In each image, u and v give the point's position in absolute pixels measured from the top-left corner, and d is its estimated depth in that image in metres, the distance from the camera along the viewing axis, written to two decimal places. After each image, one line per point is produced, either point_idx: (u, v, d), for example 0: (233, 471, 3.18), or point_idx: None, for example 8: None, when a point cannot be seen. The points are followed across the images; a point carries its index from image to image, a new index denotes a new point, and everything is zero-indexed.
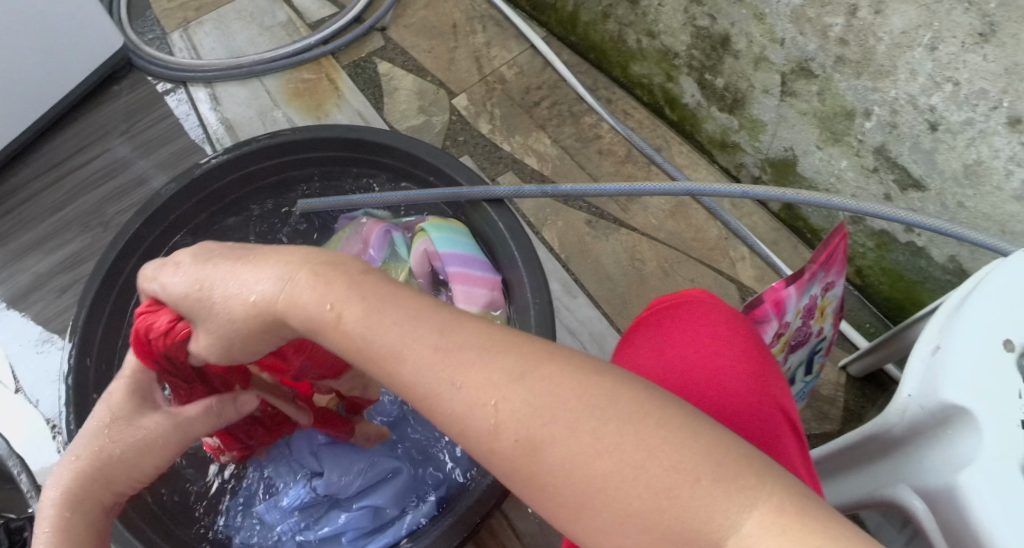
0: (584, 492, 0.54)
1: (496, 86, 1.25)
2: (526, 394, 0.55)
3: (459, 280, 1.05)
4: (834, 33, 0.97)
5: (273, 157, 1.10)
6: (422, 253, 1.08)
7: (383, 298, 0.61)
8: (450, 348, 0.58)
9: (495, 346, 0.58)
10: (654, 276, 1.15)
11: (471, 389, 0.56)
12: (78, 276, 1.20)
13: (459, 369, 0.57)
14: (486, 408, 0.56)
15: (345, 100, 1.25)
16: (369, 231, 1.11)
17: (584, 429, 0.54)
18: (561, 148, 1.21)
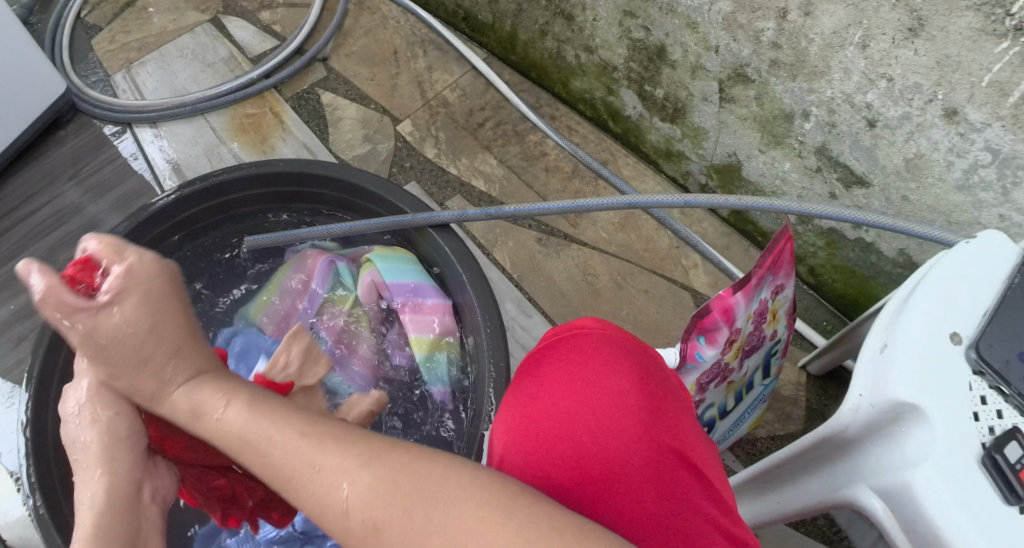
0: None
1: (439, 110, 1.25)
2: (374, 478, 0.52)
3: (408, 310, 1.04)
4: (765, 38, 0.96)
5: (214, 200, 1.07)
6: (369, 284, 1.08)
7: (270, 400, 0.61)
8: (310, 439, 0.55)
9: (348, 436, 0.55)
10: (607, 289, 1.15)
11: (325, 471, 0.53)
12: (33, 325, 1.18)
13: (325, 452, 0.54)
14: (336, 490, 0.52)
15: (290, 133, 1.25)
16: (311, 265, 1.10)
17: (418, 510, 0.50)
18: (507, 167, 1.20)
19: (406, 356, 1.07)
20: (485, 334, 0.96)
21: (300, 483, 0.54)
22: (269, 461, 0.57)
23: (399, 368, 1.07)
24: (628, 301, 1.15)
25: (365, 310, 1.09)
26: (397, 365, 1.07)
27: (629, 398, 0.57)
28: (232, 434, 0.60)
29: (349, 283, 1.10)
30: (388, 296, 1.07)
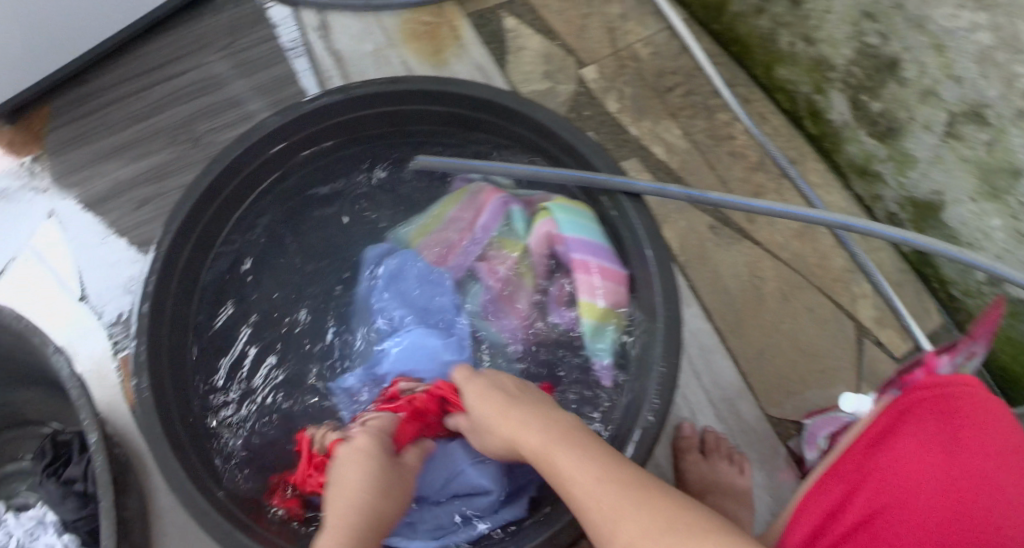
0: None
1: (628, 63, 1.14)
2: (640, 526, 0.68)
3: (581, 269, 0.96)
4: (1019, 84, 0.88)
5: (388, 105, 0.99)
6: (543, 232, 0.99)
7: (603, 452, 0.75)
8: (604, 483, 0.72)
9: (672, 525, 0.68)
10: (773, 297, 1.10)
11: (622, 538, 0.68)
12: (163, 189, 1.15)
13: (600, 480, 0.72)
14: (608, 529, 0.69)
15: (465, 51, 1.14)
16: (484, 199, 1.03)
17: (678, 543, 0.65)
18: (690, 142, 1.12)
19: (569, 318, 0.99)
20: (660, 325, 0.89)
21: (588, 513, 0.72)
22: (559, 474, 0.76)
23: (559, 330, 1.00)
24: (790, 314, 1.11)
25: (530, 259, 1.01)
26: (559, 325, 1.00)
27: (1000, 464, 0.73)
28: (582, 490, 0.73)
29: (517, 226, 1.02)
30: (562, 250, 0.98)
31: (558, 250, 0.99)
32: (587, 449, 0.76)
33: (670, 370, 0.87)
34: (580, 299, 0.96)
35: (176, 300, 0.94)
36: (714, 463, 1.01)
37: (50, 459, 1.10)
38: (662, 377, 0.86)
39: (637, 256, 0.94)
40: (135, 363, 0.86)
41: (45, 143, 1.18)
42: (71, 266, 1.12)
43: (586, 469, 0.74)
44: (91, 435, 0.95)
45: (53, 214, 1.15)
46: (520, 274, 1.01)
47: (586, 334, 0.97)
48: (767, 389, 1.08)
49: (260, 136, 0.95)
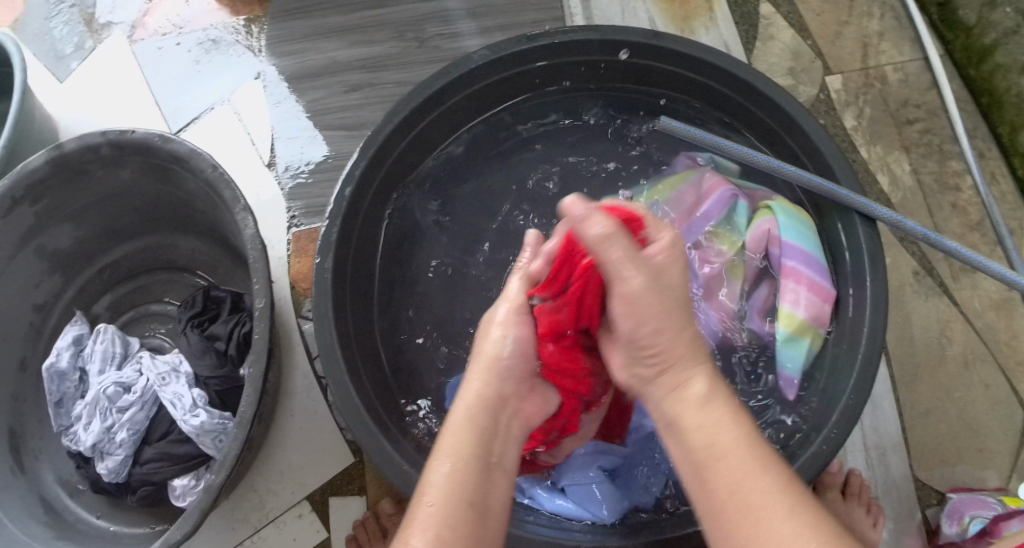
0: (727, 486, 0.63)
1: (875, 83, 1.12)
2: (706, 431, 0.66)
3: (793, 277, 0.92)
4: None
5: (642, 58, 0.97)
6: (761, 232, 0.95)
7: (728, 411, 0.67)
8: (704, 403, 0.68)
9: (752, 461, 0.63)
10: (954, 361, 1.06)
11: (700, 427, 0.66)
12: (376, 80, 1.13)
13: (685, 406, 0.68)
14: (700, 433, 0.66)
15: (715, 24, 1.11)
16: (710, 186, 0.98)
17: (758, 501, 0.62)
18: (917, 181, 1.08)
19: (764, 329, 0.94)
20: (860, 357, 0.85)
21: (755, 508, 0.61)
22: (719, 479, 0.64)
23: (749, 336, 0.94)
24: (965, 384, 1.06)
25: (743, 260, 0.96)
26: (748, 329, 0.94)
27: None
28: (682, 397, 0.69)
29: (737, 222, 0.97)
30: (775, 254, 0.94)
31: (771, 254, 0.95)
32: (755, 439, 0.65)
33: (858, 403, 0.83)
34: (783, 306, 0.92)
35: (377, 187, 0.94)
36: (851, 506, 0.97)
37: (199, 310, 1.05)
38: (847, 408, 0.83)
39: (850, 277, 0.90)
40: (323, 242, 0.89)
41: (268, 7, 1.18)
42: (266, 129, 1.13)
43: (740, 458, 0.64)
44: (258, 299, 0.93)
45: (260, 75, 1.15)
46: (730, 271, 0.96)
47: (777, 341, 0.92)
48: (922, 452, 1.03)
49: (505, 54, 0.94)
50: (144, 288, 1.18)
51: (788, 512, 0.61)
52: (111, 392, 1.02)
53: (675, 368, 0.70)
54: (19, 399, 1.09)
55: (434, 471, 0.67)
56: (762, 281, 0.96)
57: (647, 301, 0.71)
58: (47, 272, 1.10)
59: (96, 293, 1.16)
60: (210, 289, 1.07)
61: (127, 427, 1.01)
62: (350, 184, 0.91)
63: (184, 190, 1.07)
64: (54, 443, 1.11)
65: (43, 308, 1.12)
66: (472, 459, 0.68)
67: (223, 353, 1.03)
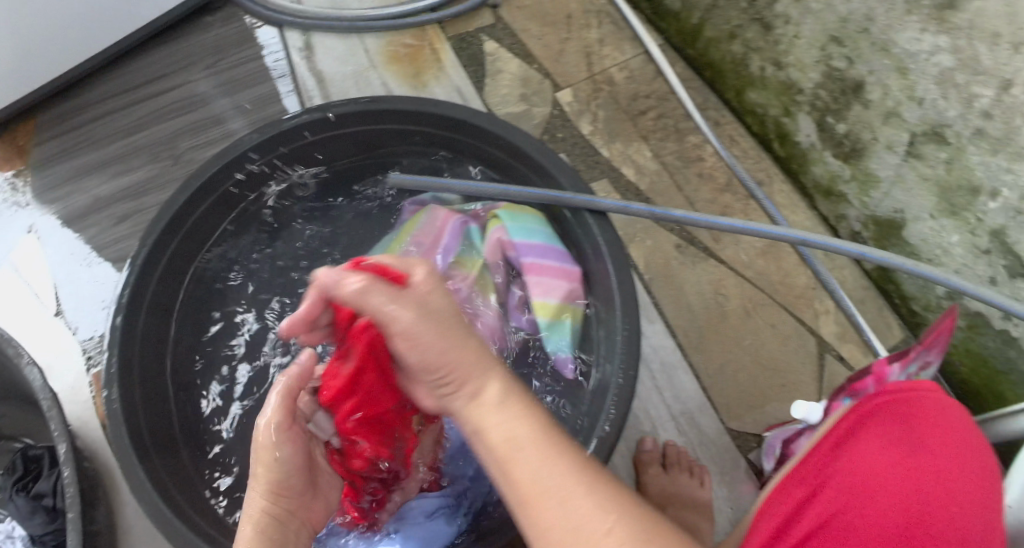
0: (544, 496, 0.62)
1: (603, 87, 1.19)
2: (521, 428, 0.64)
3: (532, 270, 1.03)
4: (979, 105, 0.92)
5: (367, 124, 1.04)
6: (495, 242, 1.06)
7: (526, 405, 0.66)
8: (516, 401, 0.66)
9: (555, 450, 0.63)
10: (736, 313, 1.14)
11: (500, 419, 0.65)
12: (142, 207, 1.14)
13: (484, 381, 0.67)
14: (498, 424, 0.65)
15: (445, 74, 1.18)
16: (442, 223, 1.08)
17: (576, 506, 0.61)
18: (660, 164, 1.15)
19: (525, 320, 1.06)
20: (621, 341, 0.93)
21: (547, 514, 0.61)
22: (523, 488, 0.62)
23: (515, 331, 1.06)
24: (753, 330, 1.14)
25: (488, 270, 1.08)
26: (518, 329, 1.06)
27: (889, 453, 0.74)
28: (480, 423, 0.66)
29: (476, 244, 1.08)
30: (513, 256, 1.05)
31: (511, 257, 1.06)
32: (562, 450, 0.63)
33: (626, 381, 0.91)
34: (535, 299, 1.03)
35: (151, 310, 0.98)
36: (675, 476, 1.03)
37: (19, 475, 1.02)
38: (618, 389, 0.91)
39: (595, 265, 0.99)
40: (106, 375, 0.92)
41: (29, 159, 1.17)
42: (49, 282, 1.11)
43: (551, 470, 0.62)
44: (59, 444, 0.96)
45: (33, 228, 1.13)
46: (482, 287, 1.07)
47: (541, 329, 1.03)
48: (732, 402, 1.11)
49: (243, 150, 1.00)
50: None
51: (595, 531, 0.60)
52: None
53: (479, 383, 0.67)
54: None
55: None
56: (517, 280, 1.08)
57: (404, 333, 0.69)
58: None
59: None
60: (27, 449, 1.04)
61: None
62: (120, 315, 0.95)
63: None
64: None
65: None
66: None
67: (53, 508, 1.02)
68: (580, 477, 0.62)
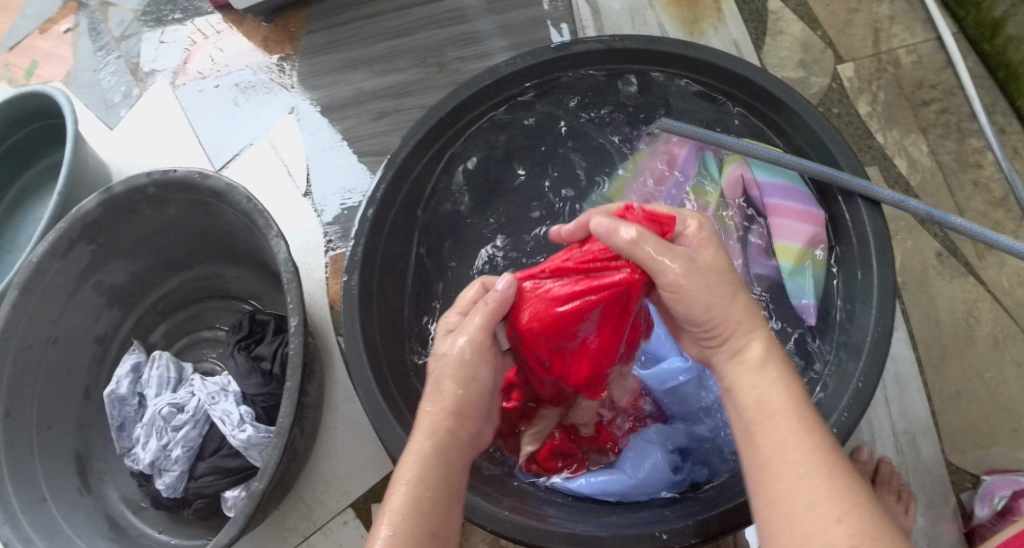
0: (796, 485, 0.63)
1: (887, 67, 1.15)
2: (792, 419, 0.66)
3: (780, 212, 0.98)
4: None
5: (644, 61, 1.01)
6: (736, 178, 1.02)
7: (806, 424, 0.66)
8: (786, 404, 0.67)
9: (832, 460, 0.64)
10: (983, 341, 1.05)
11: (772, 424, 0.67)
12: (400, 106, 1.21)
13: (751, 334, 0.72)
14: (762, 403, 0.68)
15: (724, 26, 1.17)
16: (676, 152, 1.04)
17: (820, 497, 0.62)
18: (935, 162, 1.10)
19: (768, 266, 0.99)
20: (867, 344, 0.86)
21: (796, 477, 0.63)
22: (784, 464, 0.64)
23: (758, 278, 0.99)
24: (996, 364, 1.04)
25: (726, 207, 1.02)
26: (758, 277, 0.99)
27: None
28: (765, 408, 0.68)
29: (713, 173, 1.03)
30: (755, 196, 1.01)
31: (752, 196, 1.02)
32: (806, 428, 0.66)
33: (868, 386, 0.84)
34: (778, 242, 0.98)
35: (398, 208, 0.99)
36: (884, 497, 0.95)
37: (245, 333, 1.13)
38: (858, 391, 0.84)
39: (857, 263, 0.92)
40: (350, 261, 0.94)
41: (298, 44, 1.26)
42: (302, 161, 1.20)
43: (802, 449, 0.64)
44: (292, 318, 0.97)
45: (294, 110, 1.23)
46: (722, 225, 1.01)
47: (783, 273, 0.98)
48: (954, 433, 1.02)
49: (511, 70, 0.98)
50: (194, 316, 1.28)
51: (828, 521, 0.61)
52: (165, 412, 1.10)
53: (736, 335, 0.72)
54: (84, 425, 1.21)
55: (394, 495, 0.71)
56: (755, 222, 1.02)
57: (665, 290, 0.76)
58: (106, 306, 1.20)
59: (152, 323, 1.26)
60: (256, 312, 1.14)
61: (181, 444, 1.08)
62: (370, 206, 0.96)
63: (225, 220, 1.13)
64: (117, 464, 1.21)
65: (103, 340, 1.22)
66: (429, 475, 0.72)
67: (268, 372, 1.09)
68: (818, 466, 0.63)
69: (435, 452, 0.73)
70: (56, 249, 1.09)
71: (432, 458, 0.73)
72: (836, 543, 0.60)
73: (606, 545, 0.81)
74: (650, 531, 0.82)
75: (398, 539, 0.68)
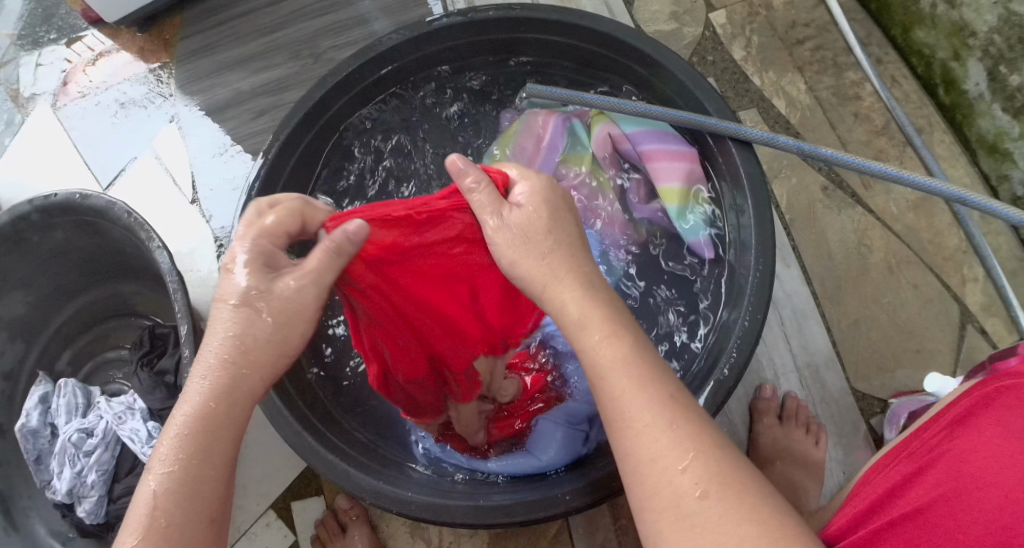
0: (641, 430, 0.62)
1: (760, 10, 1.16)
2: (627, 361, 0.65)
3: (654, 158, 0.99)
4: None
5: (506, 30, 1.00)
6: (605, 137, 1.02)
7: (649, 365, 0.65)
8: (635, 355, 0.65)
9: (679, 408, 0.63)
10: (878, 268, 1.07)
11: (613, 378, 0.64)
12: (280, 102, 1.20)
13: (600, 330, 0.66)
14: (597, 340, 0.66)
15: None
16: (544, 124, 1.03)
17: (671, 442, 0.61)
18: (815, 98, 1.12)
19: (652, 211, 1.01)
20: (751, 284, 0.86)
21: (641, 432, 0.62)
22: (625, 411, 0.63)
23: (647, 225, 1.01)
24: (893, 290, 1.07)
25: (602, 167, 1.03)
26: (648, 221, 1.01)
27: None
28: (595, 359, 0.66)
29: (582, 139, 1.04)
30: (628, 148, 1.02)
31: (623, 149, 1.03)
32: (652, 373, 0.65)
33: (753, 324, 0.85)
34: (661, 186, 0.99)
35: None
36: (790, 429, 0.97)
37: (147, 349, 1.11)
38: (744, 330, 0.85)
39: (736, 204, 0.93)
40: None
41: (174, 52, 1.24)
42: (187, 170, 1.19)
43: (640, 397, 0.63)
44: (182, 327, 0.96)
45: (175, 118, 1.22)
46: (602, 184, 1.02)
47: (672, 217, 0.98)
48: (859, 362, 1.04)
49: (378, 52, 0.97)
50: (100, 338, 1.26)
51: (677, 465, 0.61)
52: (75, 438, 1.08)
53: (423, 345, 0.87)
54: (2, 463, 1.18)
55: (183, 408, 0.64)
56: (631, 174, 1.04)
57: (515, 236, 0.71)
58: (7, 339, 1.17)
59: (58, 351, 1.23)
60: (156, 327, 1.12)
61: (96, 468, 1.06)
62: (248, 206, 0.95)
63: (113, 238, 1.11)
64: (40, 498, 1.20)
65: (11, 376, 1.19)
66: (223, 399, 0.65)
67: (173, 385, 1.08)
68: (664, 414, 0.62)
69: (222, 387, 0.65)
70: None
71: (230, 380, 0.65)
72: (681, 490, 0.60)
73: (508, 514, 0.81)
74: (552, 494, 0.82)
75: (175, 462, 0.63)
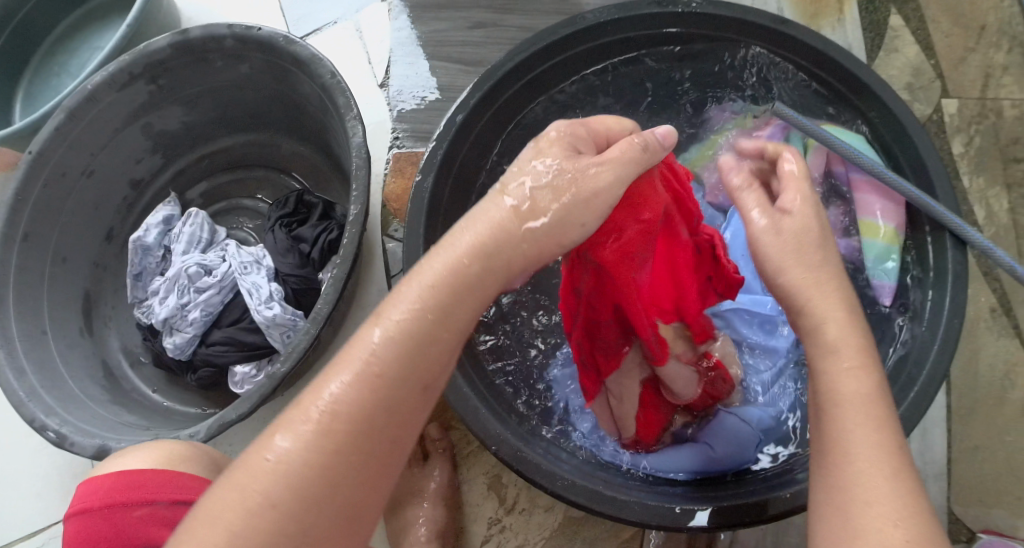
0: (868, 470, 0.62)
1: (990, 114, 1.13)
2: (869, 412, 0.65)
3: (866, 192, 0.98)
4: None
5: (764, 41, 0.99)
6: (821, 156, 1.01)
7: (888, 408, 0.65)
8: (879, 412, 0.65)
9: (899, 462, 0.63)
10: (1015, 405, 1.04)
11: (848, 410, 0.65)
12: (499, 22, 1.18)
13: (841, 326, 0.68)
14: (841, 358, 0.67)
15: (842, 28, 1.15)
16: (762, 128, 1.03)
17: (878, 485, 0.61)
18: (1013, 220, 1.09)
19: (850, 244, 1.00)
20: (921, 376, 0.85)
21: (858, 465, 0.63)
22: (846, 441, 0.64)
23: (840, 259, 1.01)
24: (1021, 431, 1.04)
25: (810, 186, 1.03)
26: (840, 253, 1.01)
27: None
28: (832, 379, 0.67)
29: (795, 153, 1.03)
30: (840, 172, 1.01)
31: (836, 172, 1.02)
32: (889, 423, 0.65)
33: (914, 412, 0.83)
34: (864, 219, 0.99)
35: (489, 121, 0.98)
36: None
37: (291, 211, 1.12)
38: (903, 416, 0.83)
39: (930, 295, 0.91)
40: (428, 162, 0.93)
41: None
42: (384, 51, 1.19)
43: (870, 435, 0.64)
44: (353, 207, 0.93)
45: None
46: None
47: (868, 255, 0.98)
48: (964, 487, 1.02)
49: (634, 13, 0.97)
50: (239, 181, 1.27)
51: (886, 523, 0.60)
52: (192, 272, 1.07)
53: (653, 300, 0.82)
54: (100, 265, 1.18)
55: (335, 377, 0.61)
56: (837, 198, 1.02)
57: (808, 282, 0.71)
58: (150, 150, 1.19)
59: (194, 179, 1.26)
60: (304, 193, 1.13)
61: (201, 307, 1.05)
62: (461, 112, 0.95)
63: (298, 94, 1.10)
64: (124, 312, 1.19)
65: (138, 185, 1.21)
66: (400, 372, 0.61)
67: (306, 255, 1.08)
68: (887, 463, 0.62)
69: (394, 364, 0.61)
70: (112, 82, 1.06)
71: (400, 351, 0.62)
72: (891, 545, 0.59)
73: (617, 509, 0.80)
74: (666, 504, 0.80)
75: (337, 415, 0.60)
